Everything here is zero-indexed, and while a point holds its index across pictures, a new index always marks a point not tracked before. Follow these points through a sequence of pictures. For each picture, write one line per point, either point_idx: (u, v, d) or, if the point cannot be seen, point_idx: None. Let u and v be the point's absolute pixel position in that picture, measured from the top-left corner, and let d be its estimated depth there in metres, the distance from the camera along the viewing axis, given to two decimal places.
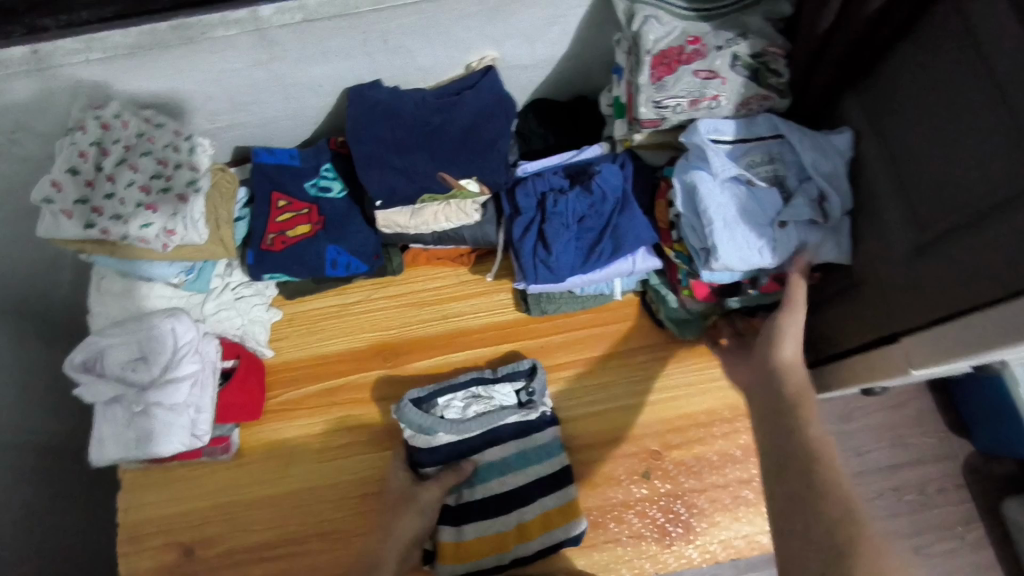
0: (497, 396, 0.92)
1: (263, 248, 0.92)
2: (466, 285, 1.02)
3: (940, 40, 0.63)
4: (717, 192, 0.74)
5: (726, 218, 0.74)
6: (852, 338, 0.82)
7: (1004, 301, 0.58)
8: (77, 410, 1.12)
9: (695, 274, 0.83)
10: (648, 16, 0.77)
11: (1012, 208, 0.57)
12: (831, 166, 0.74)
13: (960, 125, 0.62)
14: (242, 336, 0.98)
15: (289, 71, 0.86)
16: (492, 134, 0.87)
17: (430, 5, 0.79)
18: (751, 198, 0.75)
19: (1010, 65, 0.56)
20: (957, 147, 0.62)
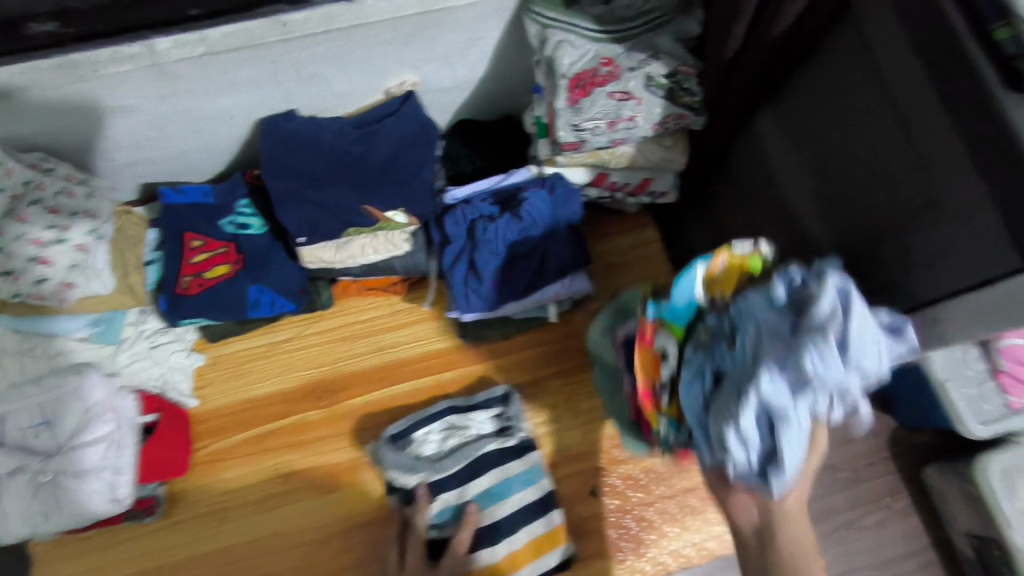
0: (473, 425, 0.92)
1: (178, 291, 0.87)
2: (400, 315, 0.99)
3: (841, 55, 0.63)
4: (761, 417, 0.53)
5: (762, 441, 0.53)
6: None
7: (950, 297, 0.57)
8: None
9: (682, 441, 0.66)
10: (558, 40, 0.78)
11: (934, 212, 0.56)
12: (872, 364, 0.55)
13: (871, 136, 0.62)
14: (162, 386, 0.92)
15: (194, 104, 0.81)
16: (416, 163, 0.85)
17: (342, 33, 0.77)
18: (804, 423, 0.53)
19: (906, 77, 0.56)
20: (872, 156, 0.62)
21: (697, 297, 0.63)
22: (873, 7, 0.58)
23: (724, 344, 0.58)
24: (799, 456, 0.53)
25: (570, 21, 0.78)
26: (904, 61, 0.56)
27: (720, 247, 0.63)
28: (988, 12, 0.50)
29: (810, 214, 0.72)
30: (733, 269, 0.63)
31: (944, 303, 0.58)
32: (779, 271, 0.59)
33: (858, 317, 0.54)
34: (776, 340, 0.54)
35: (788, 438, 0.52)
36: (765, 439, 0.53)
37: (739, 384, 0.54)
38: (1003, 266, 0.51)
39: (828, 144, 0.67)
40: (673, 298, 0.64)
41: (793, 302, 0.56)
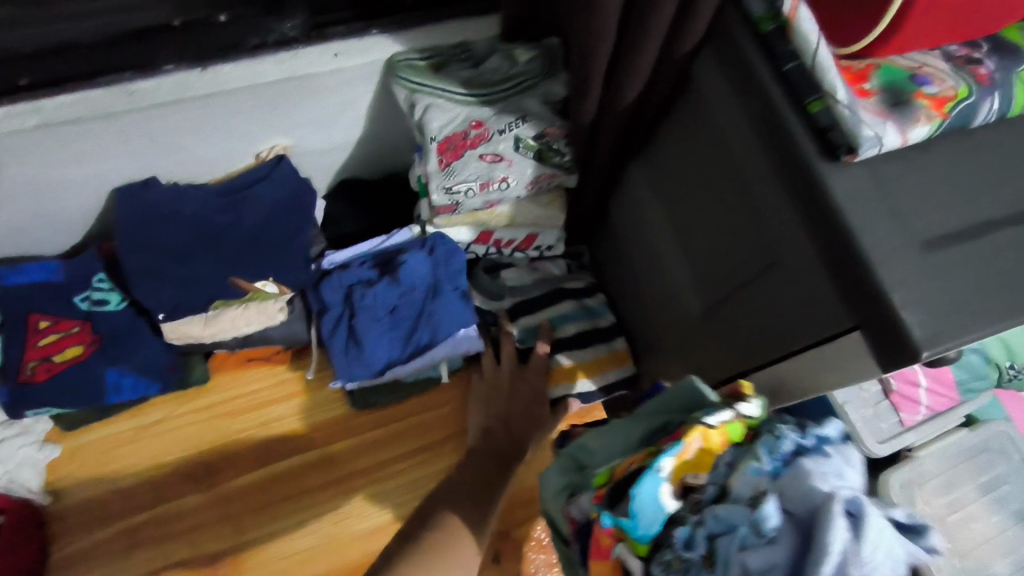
0: (551, 265, 0.93)
1: (22, 381, 0.79)
2: (285, 385, 0.94)
3: (688, 120, 0.66)
4: None
5: None
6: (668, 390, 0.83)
7: (788, 356, 0.59)
8: None
9: None
10: (425, 105, 0.77)
11: (772, 272, 0.59)
12: None
13: (716, 197, 0.64)
14: (6, 485, 0.82)
15: (34, 175, 0.75)
16: (288, 230, 0.82)
17: (195, 101, 0.73)
18: None
19: (740, 142, 0.59)
20: (719, 214, 0.65)
21: (663, 507, 0.51)
22: (711, 76, 0.61)
23: (704, 571, 0.48)
24: None
25: (436, 87, 0.76)
26: (737, 127, 0.59)
27: (692, 427, 0.53)
28: (801, 86, 0.53)
29: (676, 267, 0.75)
30: (706, 456, 0.54)
31: (785, 363, 0.60)
32: (762, 464, 0.50)
33: (872, 535, 0.44)
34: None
35: None
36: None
37: None
38: (834, 326, 0.53)
39: (687, 203, 0.70)
40: (636, 512, 0.51)
41: (792, 518, 0.47)
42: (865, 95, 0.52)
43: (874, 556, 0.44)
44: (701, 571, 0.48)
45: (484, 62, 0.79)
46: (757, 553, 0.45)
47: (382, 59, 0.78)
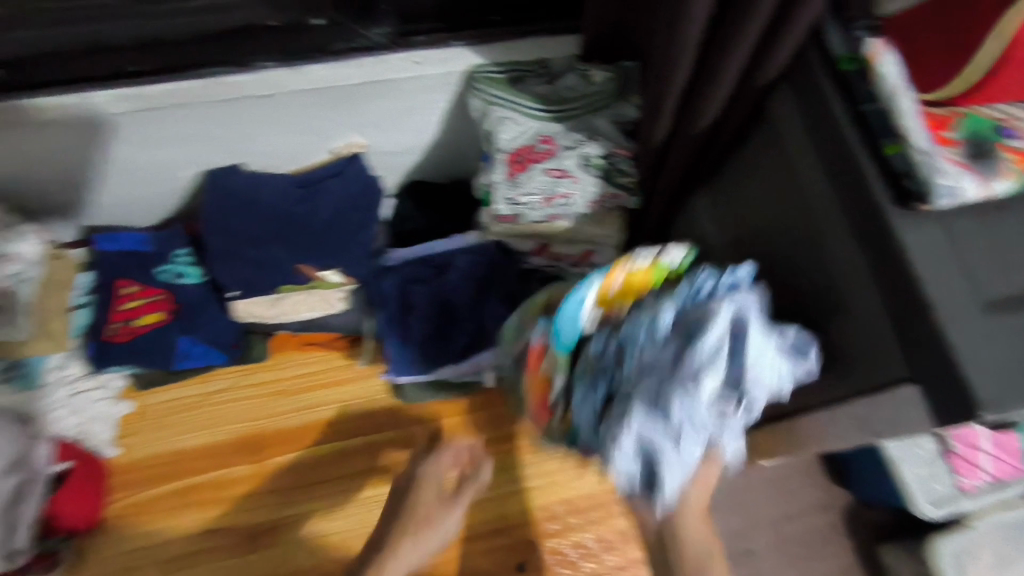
0: None
1: (105, 338, 0.86)
2: (337, 371, 0.98)
3: (759, 154, 0.66)
4: (631, 458, 0.52)
5: (643, 454, 0.53)
6: None
7: (834, 404, 0.57)
8: None
9: (580, 446, 0.63)
10: (499, 116, 0.80)
11: (829, 315, 0.58)
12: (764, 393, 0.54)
13: (778, 234, 0.64)
14: (81, 435, 0.89)
15: (136, 153, 0.82)
16: (357, 224, 0.86)
17: (286, 97, 0.78)
18: (682, 462, 0.53)
19: (810, 180, 0.59)
20: (779, 252, 0.64)
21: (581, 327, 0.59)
22: (787, 112, 0.61)
23: (614, 367, 0.57)
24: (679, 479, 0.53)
25: (511, 99, 0.80)
26: (809, 165, 0.59)
27: (616, 259, 0.58)
28: (877, 128, 0.53)
29: None
30: (629, 287, 0.59)
31: (829, 411, 0.58)
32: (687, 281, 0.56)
33: (753, 344, 0.52)
34: (656, 374, 0.52)
35: (667, 470, 0.52)
36: (652, 471, 0.53)
37: (620, 411, 0.53)
38: (888, 376, 0.52)
39: (746, 237, 0.69)
40: (559, 326, 0.59)
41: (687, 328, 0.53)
42: (945, 143, 0.51)
43: (759, 360, 0.52)
44: (607, 378, 0.57)
45: (558, 79, 0.82)
46: (651, 349, 0.53)
47: (461, 70, 0.81)
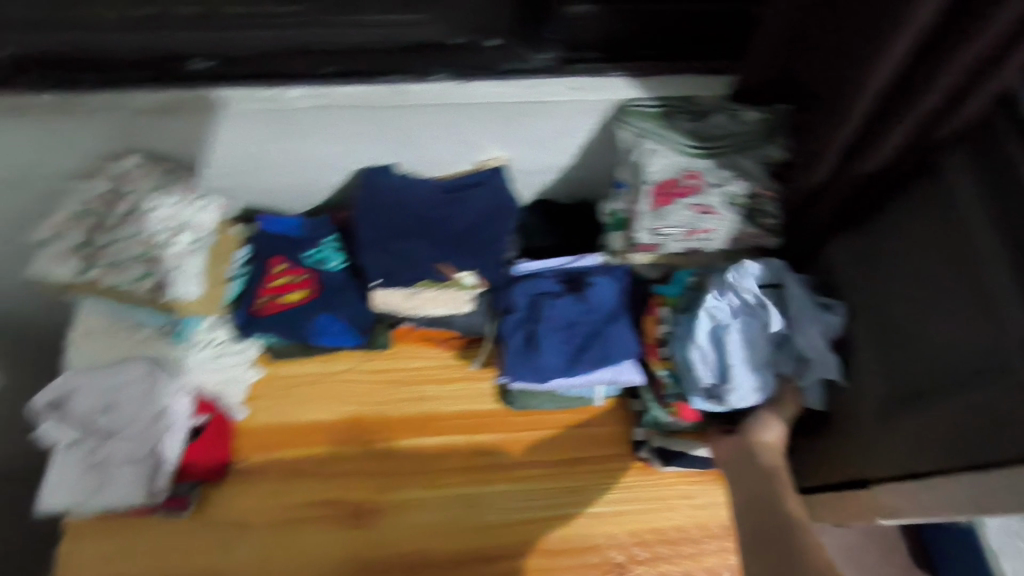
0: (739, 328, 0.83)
1: (256, 309, 0.94)
2: (450, 369, 1.02)
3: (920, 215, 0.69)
4: (729, 334, 0.77)
5: (727, 352, 0.77)
6: (822, 472, 0.83)
7: (982, 469, 0.60)
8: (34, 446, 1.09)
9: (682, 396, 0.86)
10: (648, 149, 0.83)
11: (983, 380, 0.60)
12: (822, 349, 0.76)
13: (933, 294, 0.67)
14: (219, 394, 0.96)
15: (305, 148, 0.87)
16: (495, 233, 0.91)
17: (453, 109, 0.84)
18: (758, 347, 0.78)
19: (981, 249, 0.62)
20: (932, 313, 0.67)
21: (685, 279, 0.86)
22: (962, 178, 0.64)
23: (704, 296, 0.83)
24: (749, 378, 0.77)
25: (660, 135, 0.83)
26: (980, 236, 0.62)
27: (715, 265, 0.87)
28: None
29: (861, 350, 0.76)
30: None
31: (971, 475, 0.61)
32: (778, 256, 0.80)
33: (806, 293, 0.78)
34: (737, 310, 0.78)
35: (744, 365, 0.77)
36: (721, 368, 0.78)
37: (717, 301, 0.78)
38: None
39: (892, 297, 0.72)
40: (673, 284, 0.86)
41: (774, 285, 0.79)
42: None
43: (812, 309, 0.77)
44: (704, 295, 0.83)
45: (707, 116, 0.84)
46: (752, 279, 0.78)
47: (614, 100, 0.85)
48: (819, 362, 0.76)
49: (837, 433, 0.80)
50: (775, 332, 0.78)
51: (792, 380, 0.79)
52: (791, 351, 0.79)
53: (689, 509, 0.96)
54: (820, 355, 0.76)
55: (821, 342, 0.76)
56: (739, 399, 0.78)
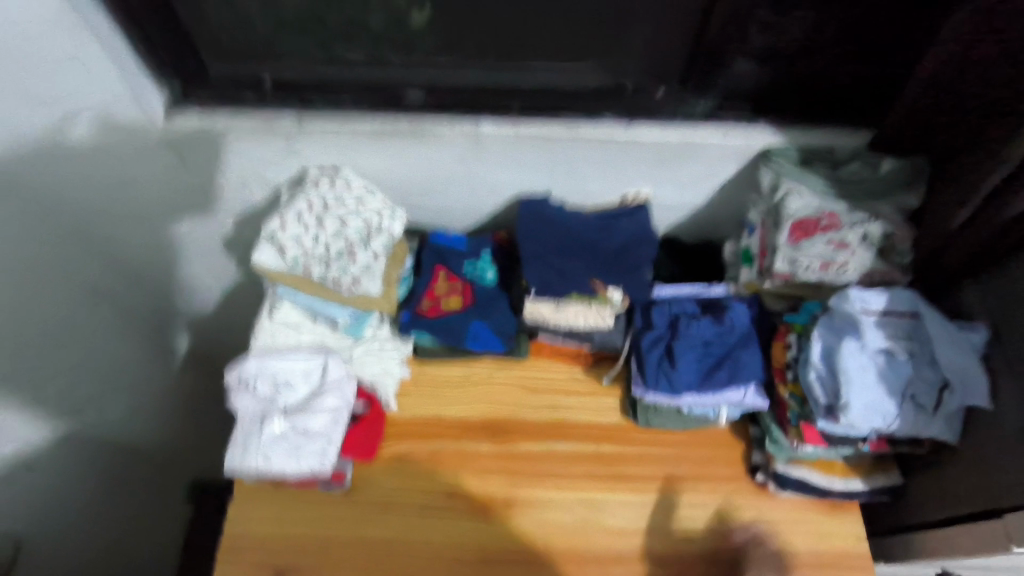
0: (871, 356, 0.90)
1: (419, 310, 1.07)
2: (580, 382, 1.11)
3: None
4: (858, 360, 0.85)
5: (856, 378, 0.84)
6: (964, 504, 0.89)
7: None
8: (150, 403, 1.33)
9: (807, 417, 0.92)
10: (789, 188, 0.93)
11: None
12: (967, 368, 0.83)
13: None
14: (374, 383, 1.06)
15: (482, 172, 1.03)
16: (640, 258, 1.01)
17: (614, 146, 0.97)
18: (890, 372, 0.85)
19: None
20: None
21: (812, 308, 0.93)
22: None
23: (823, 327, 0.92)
24: (877, 402, 0.84)
25: (801, 177, 0.93)
26: None
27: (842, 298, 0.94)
28: None
29: (999, 384, 0.84)
30: None
31: None
32: (896, 290, 0.89)
33: (930, 322, 0.86)
34: (858, 337, 0.86)
35: (868, 391, 0.84)
36: (836, 388, 0.85)
37: (840, 330, 0.87)
38: None
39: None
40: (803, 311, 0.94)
41: (896, 313, 0.88)
42: None
43: (941, 335, 0.85)
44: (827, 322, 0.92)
45: (843, 166, 0.96)
46: (870, 306, 0.87)
47: (761, 146, 0.96)
48: (963, 386, 0.83)
49: (982, 460, 0.85)
50: (901, 356, 0.86)
51: (934, 404, 0.85)
52: (929, 380, 0.85)
53: (808, 536, 0.98)
54: (968, 378, 0.83)
55: (967, 366, 0.83)
56: (861, 419, 0.83)
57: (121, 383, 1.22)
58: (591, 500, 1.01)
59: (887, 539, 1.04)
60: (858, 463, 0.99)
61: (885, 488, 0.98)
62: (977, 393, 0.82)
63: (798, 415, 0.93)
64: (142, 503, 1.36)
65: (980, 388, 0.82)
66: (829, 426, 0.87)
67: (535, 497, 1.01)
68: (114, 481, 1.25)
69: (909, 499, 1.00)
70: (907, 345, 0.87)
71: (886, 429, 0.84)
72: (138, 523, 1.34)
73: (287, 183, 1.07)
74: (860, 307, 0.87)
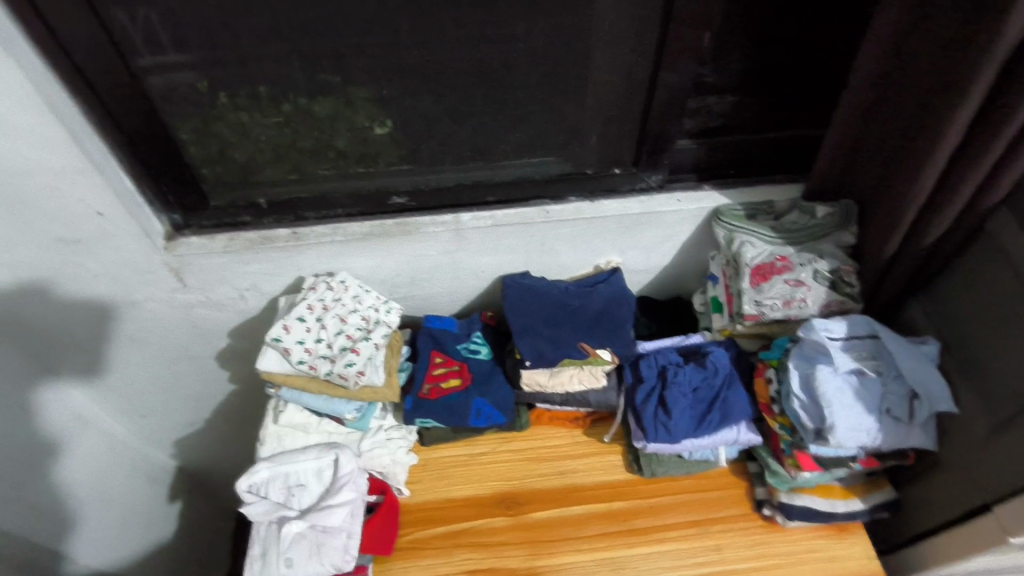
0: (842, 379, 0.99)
1: (421, 395, 1.11)
2: (583, 444, 1.15)
3: (980, 274, 0.89)
4: (835, 383, 0.92)
5: (838, 402, 0.91)
6: (953, 507, 0.95)
7: None
8: (126, 527, 1.32)
9: (799, 444, 0.98)
10: (743, 241, 1.05)
11: None
12: (928, 376, 0.92)
13: (1002, 334, 0.86)
14: (386, 473, 1.09)
15: (466, 260, 1.13)
16: (623, 317, 1.10)
17: (584, 222, 1.08)
18: (864, 390, 0.93)
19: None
20: (1005, 350, 0.86)
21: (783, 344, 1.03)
22: (1002, 243, 0.85)
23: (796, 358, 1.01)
24: (860, 420, 0.91)
25: (752, 230, 1.05)
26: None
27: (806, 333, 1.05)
28: None
29: (958, 388, 0.94)
30: None
31: None
32: (855, 315, 0.99)
33: (889, 338, 0.95)
34: (831, 363, 0.94)
35: (850, 411, 0.91)
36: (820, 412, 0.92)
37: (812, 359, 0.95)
38: None
39: (972, 342, 0.91)
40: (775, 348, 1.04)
41: (858, 336, 0.97)
42: None
43: (900, 350, 0.94)
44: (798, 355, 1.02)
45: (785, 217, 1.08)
46: (836, 333, 0.96)
47: (712, 207, 1.08)
48: (928, 394, 0.92)
49: (963, 459, 0.93)
50: (869, 375, 0.94)
51: (907, 414, 0.92)
52: (899, 392, 0.93)
53: (824, 562, 1.02)
54: (931, 387, 0.91)
55: (930, 376, 0.92)
56: (848, 438, 0.90)
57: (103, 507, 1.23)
58: (611, 557, 1.04)
59: (896, 554, 1.08)
60: (855, 484, 1.05)
61: (884, 504, 1.04)
62: (941, 399, 0.91)
63: (790, 443, 0.99)
64: None
65: (943, 394, 0.91)
66: (820, 448, 0.94)
67: (556, 563, 1.03)
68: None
69: (907, 510, 1.06)
70: (874, 363, 0.95)
71: (872, 443, 0.91)
72: None
73: (282, 293, 1.15)
74: (827, 334, 0.96)
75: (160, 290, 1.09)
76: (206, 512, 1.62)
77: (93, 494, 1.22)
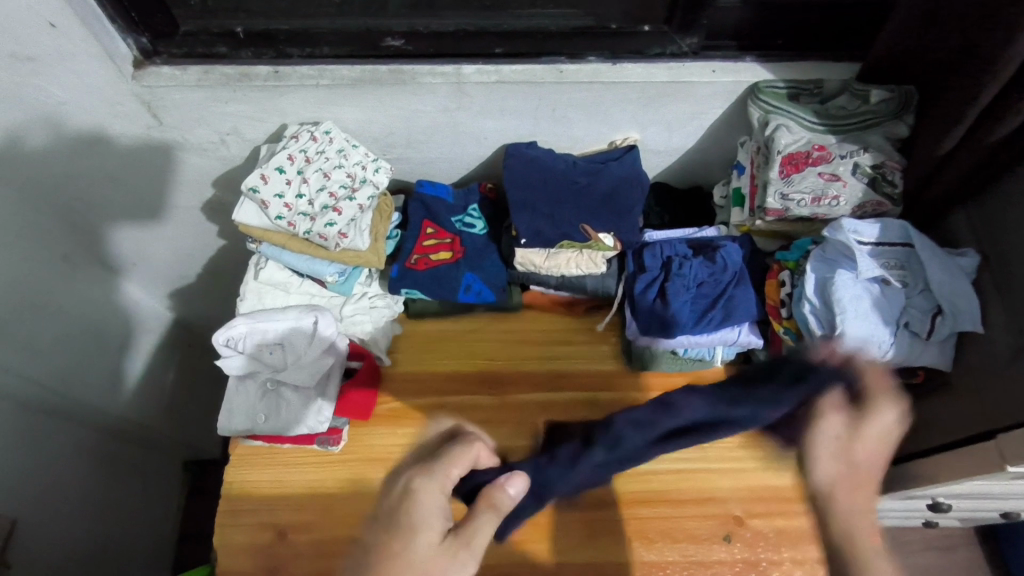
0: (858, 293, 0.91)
1: (408, 265, 1.04)
2: (576, 332, 1.10)
3: None
4: (854, 289, 0.85)
5: (853, 310, 0.84)
6: (956, 430, 0.90)
7: None
8: (122, 370, 1.31)
9: None
10: (781, 124, 0.92)
11: None
12: (958, 292, 0.83)
13: None
14: (369, 340, 1.07)
15: (466, 120, 1.01)
16: (630, 202, 1.00)
17: (601, 87, 0.94)
18: (885, 300, 0.85)
19: None
20: None
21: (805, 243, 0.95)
22: None
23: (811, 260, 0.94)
24: (873, 333, 0.83)
25: (791, 112, 0.92)
26: None
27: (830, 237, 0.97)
28: None
29: (988, 307, 0.85)
30: None
31: None
32: (888, 220, 0.90)
33: (923, 246, 0.86)
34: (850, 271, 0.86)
35: (863, 323, 0.84)
36: (832, 318, 0.85)
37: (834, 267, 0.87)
38: None
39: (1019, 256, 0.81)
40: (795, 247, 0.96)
41: (889, 244, 0.88)
42: None
43: (935, 262, 0.85)
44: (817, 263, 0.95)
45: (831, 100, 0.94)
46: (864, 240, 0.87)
47: (749, 82, 0.93)
48: (954, 311, 0.83)
49: (977, 382, 0.86)
50: (893, 286, 0.86)
51: (930, 331, 0.84)
52: (922, 307, 0.86)
53: None
54: (960, 305, 0.83)
55: (963, 292, 0.83)
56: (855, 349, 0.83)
57: (90, 346, 1.21)
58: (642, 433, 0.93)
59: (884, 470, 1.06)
60: None
61: None
62: (967, 318, 0.83)
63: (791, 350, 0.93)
64: (123, 473, 1.36)
65: (971, 313, 0.83)
66: None
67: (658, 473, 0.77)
68: (89, 459, 1.25)
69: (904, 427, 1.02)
70: (900, 274, 0.87)
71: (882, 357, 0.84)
72: (122, 486, 1.36)
73: (266, 142, 1.05)
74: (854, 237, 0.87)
75: (133, 125, 1.00)
76: (206, 362, 1.63)
77: (82, 336, 1.19)
